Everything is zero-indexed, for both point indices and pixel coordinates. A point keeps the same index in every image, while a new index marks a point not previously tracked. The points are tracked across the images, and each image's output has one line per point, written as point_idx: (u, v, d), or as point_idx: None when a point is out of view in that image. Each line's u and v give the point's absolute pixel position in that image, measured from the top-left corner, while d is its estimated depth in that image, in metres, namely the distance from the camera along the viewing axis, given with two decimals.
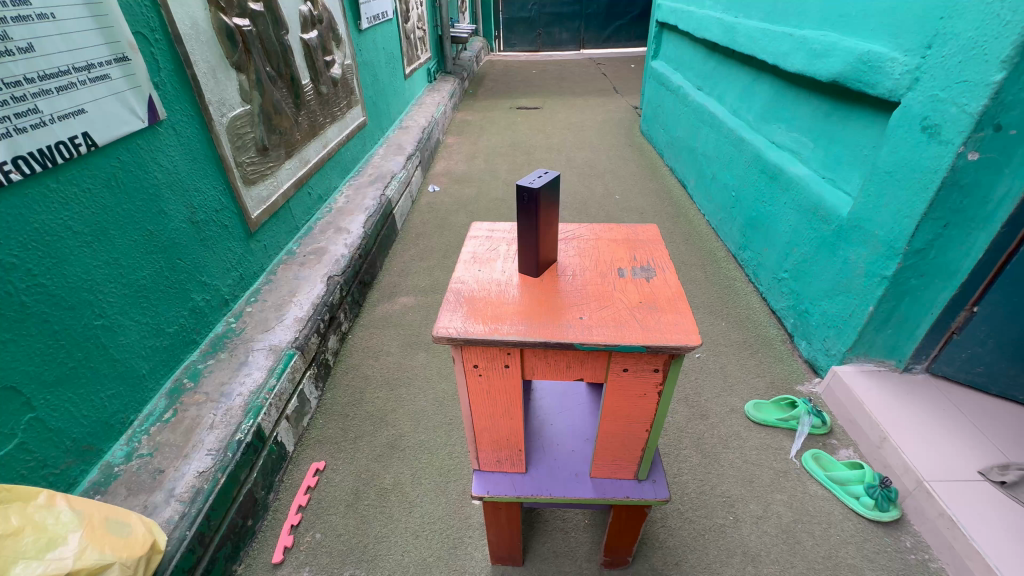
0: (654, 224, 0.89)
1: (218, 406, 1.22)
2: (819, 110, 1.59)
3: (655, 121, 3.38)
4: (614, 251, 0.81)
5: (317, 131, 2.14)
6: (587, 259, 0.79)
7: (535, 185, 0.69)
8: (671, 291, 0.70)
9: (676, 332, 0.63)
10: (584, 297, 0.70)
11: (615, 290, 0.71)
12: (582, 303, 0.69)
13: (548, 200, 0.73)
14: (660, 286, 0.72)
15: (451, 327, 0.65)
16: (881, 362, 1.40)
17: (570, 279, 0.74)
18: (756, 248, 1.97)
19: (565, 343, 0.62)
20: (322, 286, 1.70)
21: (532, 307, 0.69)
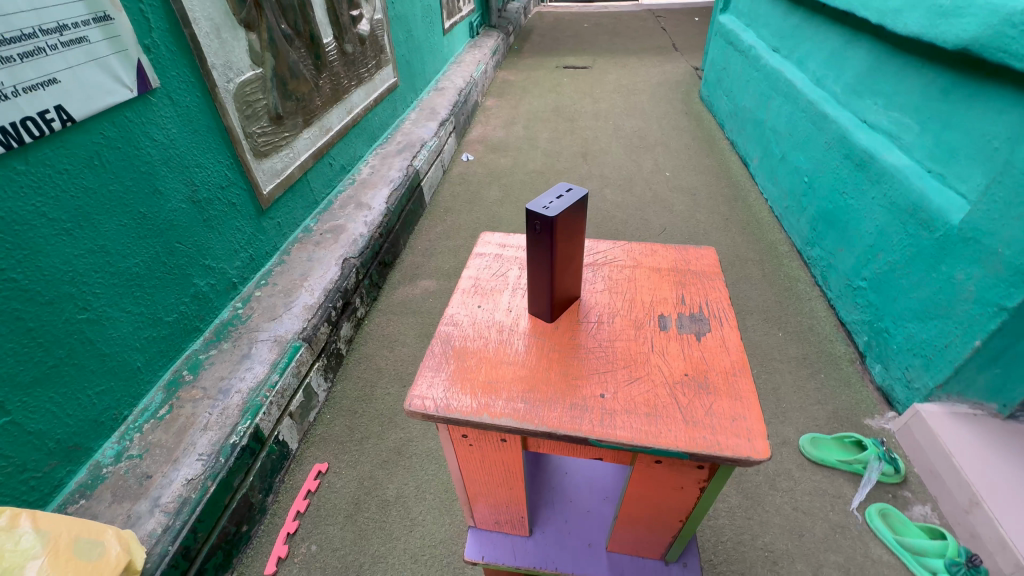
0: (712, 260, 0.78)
1: (214, 404, 1.14)
2: (933, 85, 1.28)
3: (717, 86, 3.00)
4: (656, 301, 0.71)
5: (340, 95, 1.98)
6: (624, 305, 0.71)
7: (553, 212, 0.56)
8: (727, 365, 0.61)
9: (733, 439, 0.52)
10: (608, 359, 0.62)
11: (653, 361, 0.62)
12: (608, 370, 0.60)
13: (569, 225, 0.60)
14: (713, 356, 0.62)
15: (427, 399, 0.58)
16: (977, 405, 1.15)
17: (595, 332, 0.66)
18: (828, 247, 1.69)
19: (578, 438, 0.53)
20: (336, 269, 1.60)
21: (543, 370, 0.61)
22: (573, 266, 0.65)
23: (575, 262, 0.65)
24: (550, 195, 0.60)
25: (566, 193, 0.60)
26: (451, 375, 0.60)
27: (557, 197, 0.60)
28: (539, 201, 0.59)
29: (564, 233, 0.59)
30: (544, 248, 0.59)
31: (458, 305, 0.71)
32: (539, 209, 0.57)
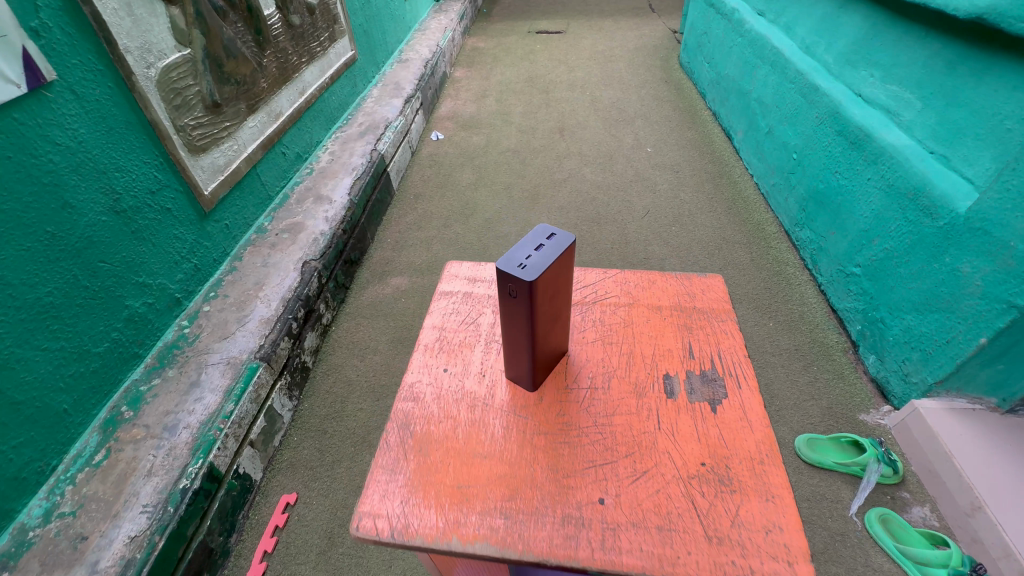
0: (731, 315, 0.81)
1: (160, 445, 1.02)
2: (937, 57, 1.18)
3: (698, 52, 2.85)
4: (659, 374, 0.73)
5: (290, 74, 1.77)
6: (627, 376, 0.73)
7: (528, 276, 0.52)
8: (753, 451, 0.63)
9: (760, 562, 0.53)
10: (606, 446, 0.64)
11: (665, 460, 0.62)
12: (609, 463, 0.62)
13: (549, 281, 0.56)
14: (727, 445, 0.63)
15: (386, 520, 0.58)
16: (977, 399, 1.11)
17: (593, 411, 0.69)
18: (818, 229, 1.62)
19: (578, 567, 0.54)
20: (295, 275, 1.45)
21: (535, 463, 0.63)
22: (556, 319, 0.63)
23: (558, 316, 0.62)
24: (531, 245, 0.56)
25: (548, 243, 0.55)
26: (411, 478, 0.62)
27: (536, 248, 0.55)
28: (520, 253, 0.55)
29: (543, 295, 0.56)
30: (522, 310, 0.57)
31: (417, 366, 0.75)
32: (516, 269, 0.54)
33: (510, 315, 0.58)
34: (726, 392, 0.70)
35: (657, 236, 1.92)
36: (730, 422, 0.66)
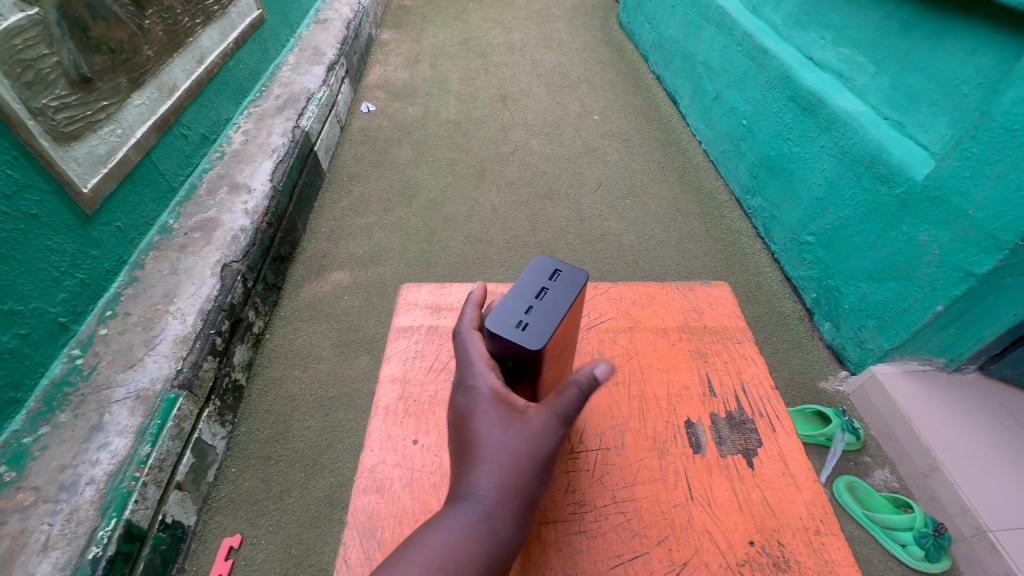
0: (749, 338, 0.82)
1: (56, 510, 0.84)
2: (892, 19, 1.15)
3: (638, 11, 2.75)
4: (684, 415, 0.72)
5: (182, 39, 1.49)
6: (644, 428, 0.71)
7: (531, 339, 0.47)
8: (808, 520, 0.62)
9: None
10: (630, 531, 0.61)
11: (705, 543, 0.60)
12: (639, 555, 0.59)
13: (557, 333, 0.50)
14: (769, 513, 0.62)
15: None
16: (927, 360, 1.15)
17: (611, 482, 0.66)
18: (770, 197, 1.62)
19: None
20: (213, 282, 1.25)
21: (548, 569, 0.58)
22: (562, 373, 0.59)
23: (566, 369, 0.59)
24: (532, 296, 0.50)
25: (550, 292, 0.49)
26: None
27: (538, 298, 0.50)
28: (519, 309, 0.49)
29: (550, 355, 0.51)
30: (525, 372, 0.52)
31: (378, 441, 0.70)
32: (516, 331, 0.48)
33: (508, 379, 0.54)
34: (761, 440, 0.70)
35: (612, 210, 1.85)
36: (772, 481, 0.65)
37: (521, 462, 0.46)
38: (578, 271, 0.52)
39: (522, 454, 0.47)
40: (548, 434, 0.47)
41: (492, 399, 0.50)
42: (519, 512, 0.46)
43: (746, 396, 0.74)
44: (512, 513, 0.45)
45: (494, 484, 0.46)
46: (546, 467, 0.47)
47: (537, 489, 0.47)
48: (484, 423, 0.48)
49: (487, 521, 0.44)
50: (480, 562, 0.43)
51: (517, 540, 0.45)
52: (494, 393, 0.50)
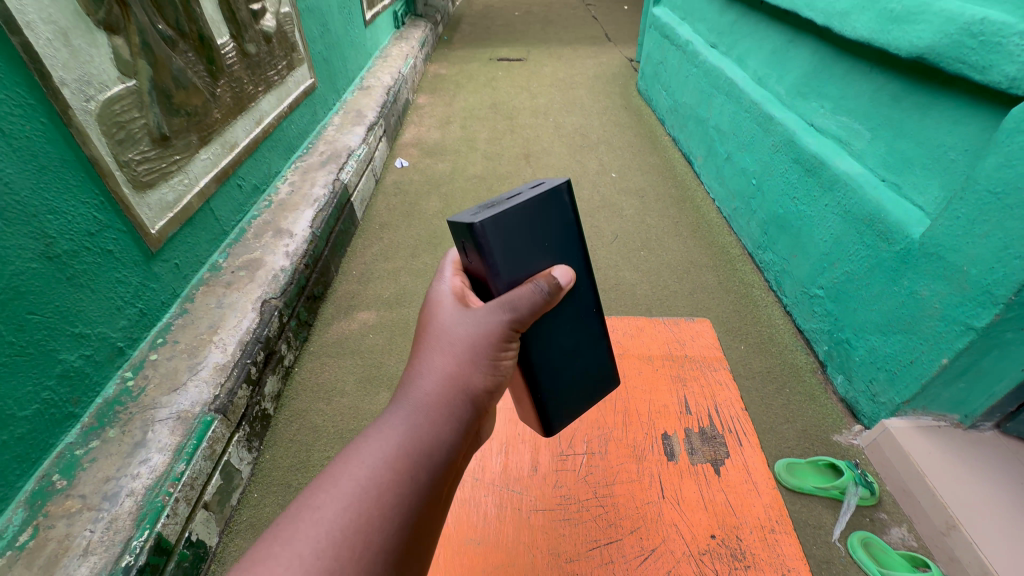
0: (724, 366, 1.05)
1: (97, 518, 0.91)
2: (883, 91, 1.24)
3: (655, 80, 2.96)
4: (662, 424, 0.95)
5: (245, 104, 1.70)
6: (626, 438, 0.93)
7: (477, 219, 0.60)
8: (765, 520, 0.79)
9: None
10: (608, 521, 0.82)
11: (667, 528, 0.80)
12: (614, 540, 0.79)
13: (513, 232, 0.63)
14: (724, 505, 0.82)
15: None
16: (940, 416, 1.15)
17: (594, 477, 0.88)
18: (780, 252, 1.67)
19: None
20: (253, 316, 1.37)
21: (535, 549, 0.78)
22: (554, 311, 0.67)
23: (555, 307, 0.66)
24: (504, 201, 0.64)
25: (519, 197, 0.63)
26: None
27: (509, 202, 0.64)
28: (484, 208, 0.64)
29: (500, 250, 0.62)
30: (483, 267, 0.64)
31: None
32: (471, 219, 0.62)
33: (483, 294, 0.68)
34: (728, 453, 0.89)
35: (627, 261, 1.94)
36: (735, 486, 0.84)
37: (452, 360, 0.58)
38: (562, 184, 0.65)
39: (455, 349, 0.59)
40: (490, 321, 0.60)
41: (450, 298, 0.64)
42: (449, 402, 0.56)
43: (718, 416, 0.95)
44: (445, 402, 0.56)
45: (429, 381, 0.57)
46: (486, 351, 0.60)
47: (466, 383, 0.58)
48: (438, 319, 0.62)
49: (422, 410, 0.54)
50: (415, 447, 0.51)
51: (450, 428, 0.55)
52: (451, 295, 0.65)
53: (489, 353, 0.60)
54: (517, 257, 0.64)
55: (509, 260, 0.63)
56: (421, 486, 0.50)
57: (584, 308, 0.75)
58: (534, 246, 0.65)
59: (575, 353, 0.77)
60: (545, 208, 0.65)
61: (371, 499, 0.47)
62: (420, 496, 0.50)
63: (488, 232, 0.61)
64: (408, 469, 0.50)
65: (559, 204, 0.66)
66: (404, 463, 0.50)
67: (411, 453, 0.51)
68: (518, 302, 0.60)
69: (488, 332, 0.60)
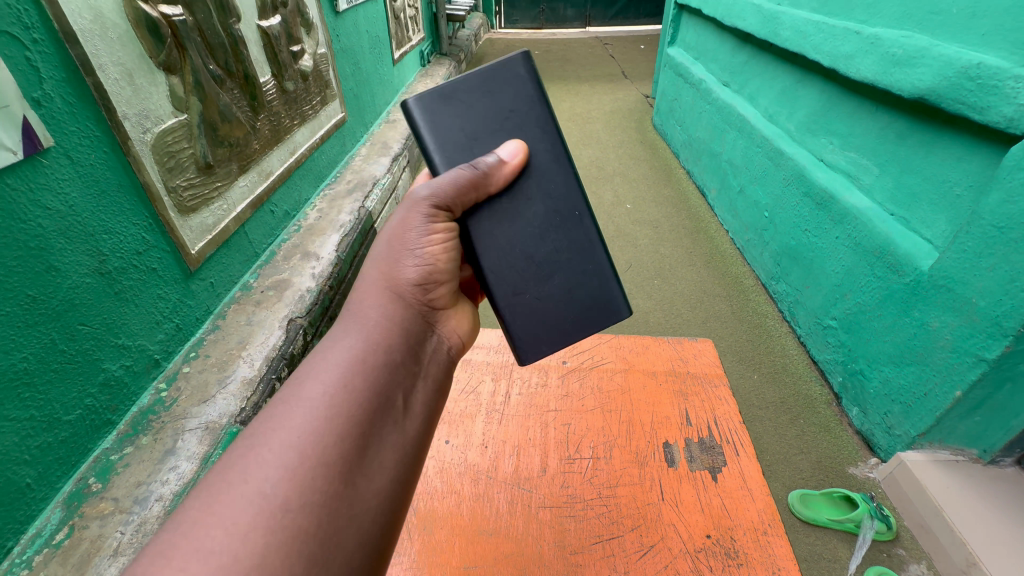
0: (726, 379, 1.13)
1: (128, 520, 0.95)
2: (889, 129, 1.29)
3: (670, 116, 3.05)
4: (663, 429, 1.03)
5: (281, 136, 1.82)
6: (629, 445, 1.00)
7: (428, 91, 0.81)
8: (759, 523, 0.86)
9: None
10: (612, 518, 0.88)
11: (668, 523, 0.87)
12: (616, 537, 0.86)
13: (454, 97, 0.81)
14: (721, 508, 0.89)
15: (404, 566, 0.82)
16: (959, 451, 1.14)
17: (598, 479, 0.94)
18: (794, 282, 1.69)
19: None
20: (279, 333, 1.43)
21: (542, 541, 0.86)
22: (500, 184, 0.78)
23: (501, 181, 0.78)
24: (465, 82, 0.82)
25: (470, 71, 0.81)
26: (417, 560, 0.82)
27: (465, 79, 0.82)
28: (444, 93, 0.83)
29: (441, 111, 0.81)
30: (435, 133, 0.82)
31: None
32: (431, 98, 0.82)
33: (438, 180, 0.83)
34: (726, 460, 0.96)
35: (640, 289, 1.98)
36: (732, 491, 0.91)
37: (374, 292, 0.74)
38: (517, 54, 0.80)
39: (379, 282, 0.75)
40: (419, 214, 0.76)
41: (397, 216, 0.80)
42: (379, 321, 0.70)
43: (717, 427, 1.02)
44: (376, 321, 0.70)
45: (360, 313, 0.71)
46: (410, 250, 0.76)
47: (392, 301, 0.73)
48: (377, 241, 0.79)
49: (354, 327, 0.68)
50: (350, 359, 0.63)
51: (381, 336, 0.68)
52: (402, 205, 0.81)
53: (416, 251, 0.76)
54: (463, 116, 0.82)
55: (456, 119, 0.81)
56: (362, 385, 0.61)
57: (557, 203, 0.82)
58: (485, 112, 0.81)
59: (549, 257, 0.83)
60: (503, 72, 0.80)
61: (317, 406, 0.57)
62: (361, 391, 0.61)
63: (435, 93, 0.80)
64: (344, 375, 0.61)
65: (516, 70, 0.81)
66: (341, 371, 0.61)
67: (347, 363, 0.62)
68: (451, 174, 0.75)
69: (407, 235, 0.75)
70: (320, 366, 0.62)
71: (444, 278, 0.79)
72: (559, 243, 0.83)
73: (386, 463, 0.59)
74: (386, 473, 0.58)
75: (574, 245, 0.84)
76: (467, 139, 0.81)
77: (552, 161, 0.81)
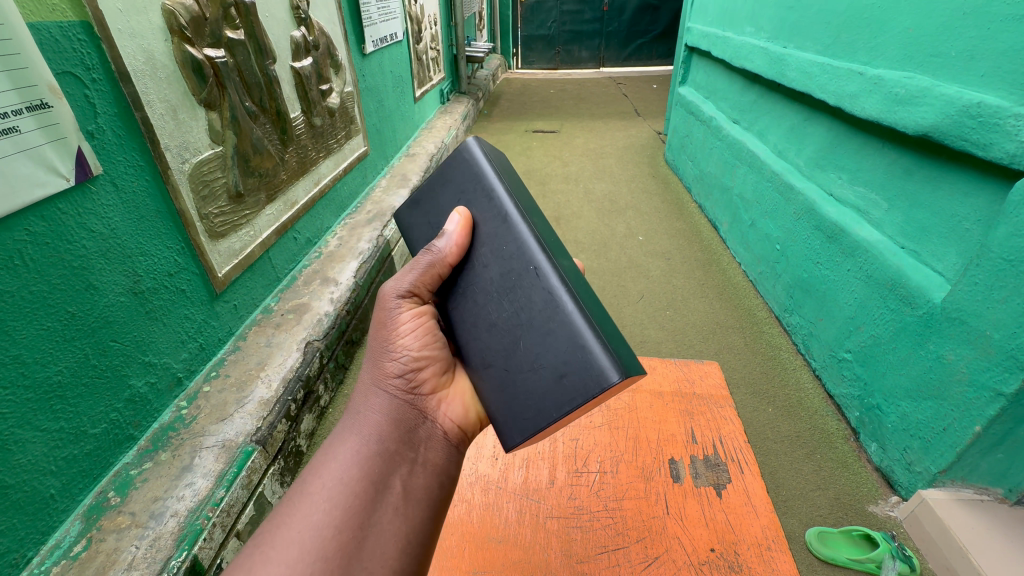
0: (730, 404, 1.20)
1: (143, 535, 0.97)
2: (896, 165, 1.31)
3: (681, 151, 3.12)
4: (669, 448, 1.10)
5: (307, 168, 1.92)
6: (635, 460, 1.08)
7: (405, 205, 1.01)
8: (762, 539, 0.91)
9: None
10: (617, 530, 0.95)
11: (672, 533, 0.93)
12: (621, 547, 0.92)
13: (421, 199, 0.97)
14: (722, 521, 0.94)
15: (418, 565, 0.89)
16: (983, 490, 1.11)
17: (605, 493, 1.01)
18: (807, 315, 1.69)
19: None
20: (297, 355, 1.47)
21: (549, 550, 0.92)
22: (454, 254, 0.83)
23: (456, 251, 0.83)
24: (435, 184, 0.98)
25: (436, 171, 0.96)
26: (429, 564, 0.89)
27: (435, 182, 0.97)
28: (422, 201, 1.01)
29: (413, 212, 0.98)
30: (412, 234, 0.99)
31: None
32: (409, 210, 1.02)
33: None
34: (730, 477, 1.02)
35: (651, 320, 1.99)
36: (735, 507, 0.96)
37: (363, 389, 0.82)
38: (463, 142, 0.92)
39: (367, 382, 0.83)
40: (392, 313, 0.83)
41: None
42: (371, 414, 0.78)
43: (722, 446, 1.09)
44: (366, 417, 0.77)
45: (355, 410, 0.79)
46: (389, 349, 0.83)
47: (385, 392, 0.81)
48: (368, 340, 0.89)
49: (348, 425, 0.76)
50: (343, 454, 0.71)
51: (372, 429, 0.76)
52: None
53: (394, 345, 0.83)
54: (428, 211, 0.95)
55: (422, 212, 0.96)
56: (357, 478, 0.69)
57: (511, 258, 0.79)
58: (448, 196, 0.91)
59: (511, 316, 0.77)
60: (454, 162, 0.92)
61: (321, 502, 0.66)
62: (356, 482, 0.68)
63: (409, 202, 0.99)
64: (340, 470, 0.69)
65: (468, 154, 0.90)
66: (336, 469, 0.70)
67: (343, 459, 0.71)
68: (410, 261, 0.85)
69: (383, 332, 0.83)
70: (319, 465, 0.71)
71: (426, 365, 0.85)
72: (523, 302, 0.76)
73: (384, 544, 0.65)
74: (384, 555, 0.65)
75: (537, 301, 0.75)
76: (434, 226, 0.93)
77: (499, 216, 0.82)
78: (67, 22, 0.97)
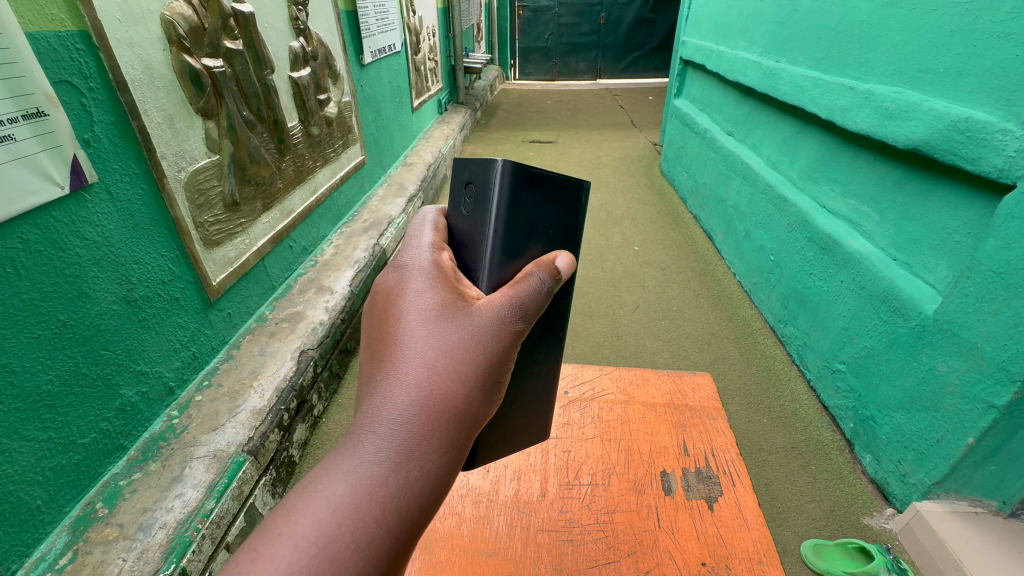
0: (723, 414, 1.20)
1: (131, 547, 0.95)
2: (887, 177, 1.33)
3: (676, 163, 3.16)
4: (661, 461, 1.09)
5: (304, 176, 1.92)
6: (627, 473, 1.07)
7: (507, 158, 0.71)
8: (754, 553, 0.90)
9: None
10: (609, 544, 0.94)
11: (662, 548, 0.93)
12: (612, 562, 0.91)
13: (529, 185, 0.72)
14: (714, 535, 0.94)
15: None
16: (977, 502, 1.11)
17: (597, 506, 1.01)
18: (801, 326, 1.69)
19: None
20: (291, 364, 1.46)
21: (540, 563, 0.91)
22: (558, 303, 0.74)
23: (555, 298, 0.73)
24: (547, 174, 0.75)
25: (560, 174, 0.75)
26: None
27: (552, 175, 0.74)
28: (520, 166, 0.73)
29: (514, 184, 0.71)
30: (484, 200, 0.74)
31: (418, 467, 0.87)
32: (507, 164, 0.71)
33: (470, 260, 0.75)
34: (722, 491, 1.02)
35: (647, 329, 1.99)
36: (727, 521, 0.96)
37: (428, 403, 0.57)
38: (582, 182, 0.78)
39: (436, 395, 0.58)
40: (501, 330, 0.63)
41: (441, 284, 0.66)
42: (435, 454, 0.57)
43: (714, 457, 1.09)
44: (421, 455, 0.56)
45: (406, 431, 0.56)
46: (479, 378, 0.61)
47: (458, 424, 0.59)
48: (442, 313, 0.63)
49: (395, 464, 0.54)
50: (389, 509, 0.52)
51: (429, 484, 0.56)
52: (440, 276, 0.67)
53: (478, 375, 0.61)
54: (531, 209, 0.74)
55: (523, 206, 0.73)
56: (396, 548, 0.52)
57: (557, 323, 0.84)
58: (550, 223, 0.77)
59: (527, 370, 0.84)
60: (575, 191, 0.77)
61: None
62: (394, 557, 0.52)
63: (526, 173, 0.72)
64: (384, 535, 0.51)
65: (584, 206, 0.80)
66: (377, 532, 0.51)
67: (388, 519, 0.52)
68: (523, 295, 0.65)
69: (477, 354, 0.61)
70: (350, 515, 0.50)
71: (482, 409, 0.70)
72: (537, 362, 0.85)
73: None
74: None
75: (544, 366, 0.87)
76: (530, 229, 0.75)
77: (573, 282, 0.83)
78: (65, 31, 0.97)
